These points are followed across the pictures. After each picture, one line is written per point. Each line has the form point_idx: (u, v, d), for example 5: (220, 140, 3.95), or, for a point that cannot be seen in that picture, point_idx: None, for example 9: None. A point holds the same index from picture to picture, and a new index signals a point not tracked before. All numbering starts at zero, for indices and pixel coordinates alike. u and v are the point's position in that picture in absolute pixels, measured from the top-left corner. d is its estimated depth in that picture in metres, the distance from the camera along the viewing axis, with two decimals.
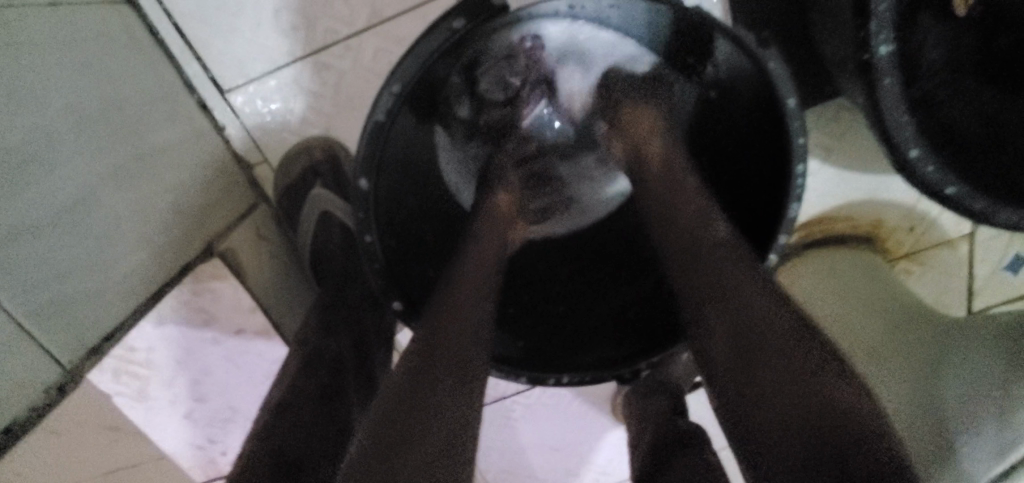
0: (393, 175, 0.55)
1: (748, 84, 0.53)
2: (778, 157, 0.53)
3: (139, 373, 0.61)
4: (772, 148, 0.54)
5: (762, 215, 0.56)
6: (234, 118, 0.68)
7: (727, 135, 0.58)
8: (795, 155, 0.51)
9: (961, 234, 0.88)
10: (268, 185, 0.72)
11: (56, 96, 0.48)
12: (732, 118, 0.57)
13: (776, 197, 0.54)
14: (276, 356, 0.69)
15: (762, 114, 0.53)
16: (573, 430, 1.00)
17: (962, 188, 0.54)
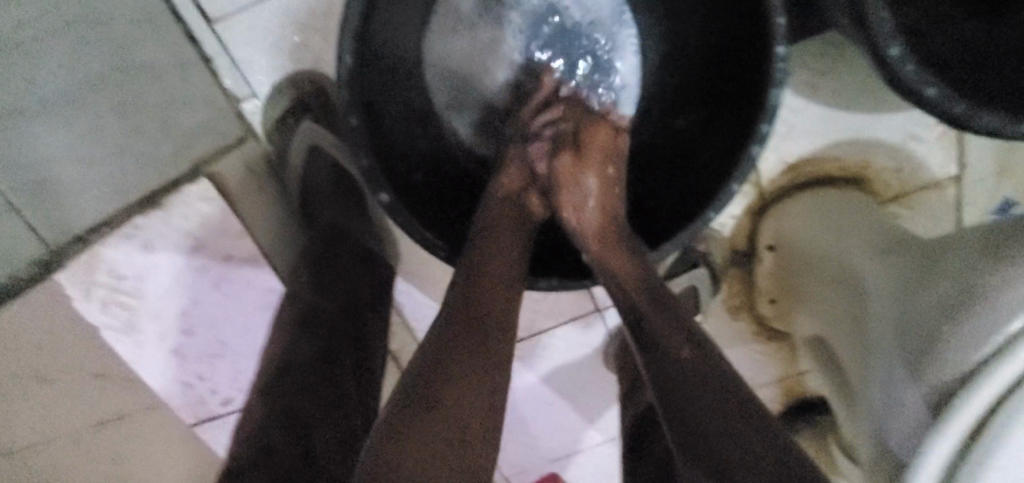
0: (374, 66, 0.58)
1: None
2: (761, 58, 0.57)
3: (127, 302, 0.63)
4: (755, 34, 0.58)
5: (749, 119, 0.58)
6: (224, 51, 0.68)
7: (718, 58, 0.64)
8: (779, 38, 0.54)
9: (950, 177, 0.89)
10: (257, 122, 0.71)
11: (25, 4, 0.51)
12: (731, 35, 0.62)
13: (759, 97, 0.57)
14: (266, 287, 0.67)
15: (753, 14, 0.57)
16: (568, 385, 1.00)
17: (941, 90, 0.54)
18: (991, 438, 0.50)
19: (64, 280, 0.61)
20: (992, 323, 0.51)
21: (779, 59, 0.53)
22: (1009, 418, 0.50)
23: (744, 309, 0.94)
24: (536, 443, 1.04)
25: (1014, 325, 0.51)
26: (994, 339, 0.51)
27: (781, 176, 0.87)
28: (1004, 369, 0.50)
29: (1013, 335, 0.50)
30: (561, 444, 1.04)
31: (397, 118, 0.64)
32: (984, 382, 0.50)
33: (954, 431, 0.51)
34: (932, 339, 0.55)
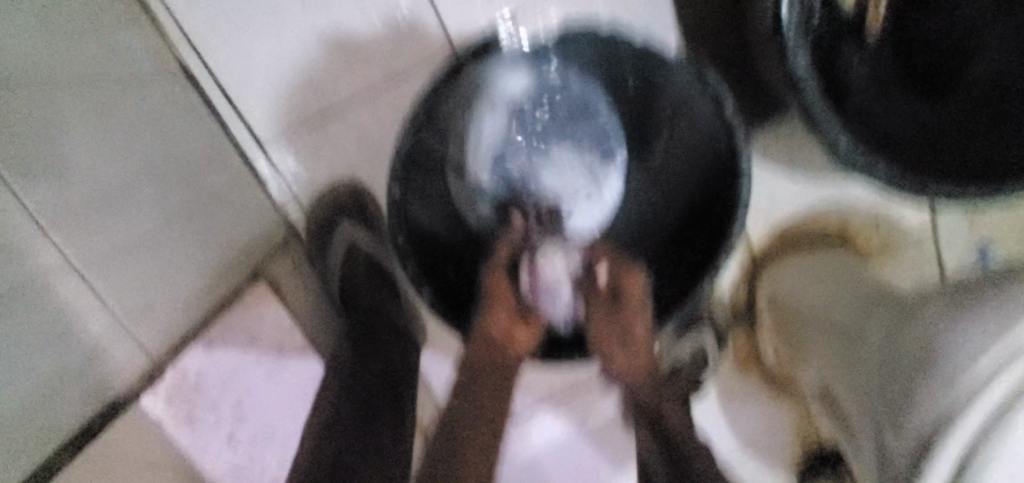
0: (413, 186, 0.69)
1: (699, 107, 0.66)
2: (730, 163, 0.66)
3: (184, 394, 0.67)
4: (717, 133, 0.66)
5: (724, 211, 0.67)
6: (272, 168, 0.80)
7: (696, 152, 0.70)
8: (742, 151, 0.64)
9: (926, 231, 0.96)
10: (301, 225, 0.82)
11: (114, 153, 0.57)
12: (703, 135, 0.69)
13: (733, 191, 0.66)
14: (311, 374, 0.77)
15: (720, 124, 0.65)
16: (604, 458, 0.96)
17: (890, 174, 0.65)
18: (983, 447, 0.56)
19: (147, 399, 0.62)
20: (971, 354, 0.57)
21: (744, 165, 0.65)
22: (1000, 432, 0.55)
23: (752, 364, 1.01)
24: None
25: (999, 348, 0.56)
26: (997, 350, 0.56)
27: (769, 239, 0.96)
28: (973, 416, 0.55)
29: (1001, 364, 0.56)
30: None
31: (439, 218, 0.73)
32: (971, 409, 0.55)
33: (957, 440, 0.56)
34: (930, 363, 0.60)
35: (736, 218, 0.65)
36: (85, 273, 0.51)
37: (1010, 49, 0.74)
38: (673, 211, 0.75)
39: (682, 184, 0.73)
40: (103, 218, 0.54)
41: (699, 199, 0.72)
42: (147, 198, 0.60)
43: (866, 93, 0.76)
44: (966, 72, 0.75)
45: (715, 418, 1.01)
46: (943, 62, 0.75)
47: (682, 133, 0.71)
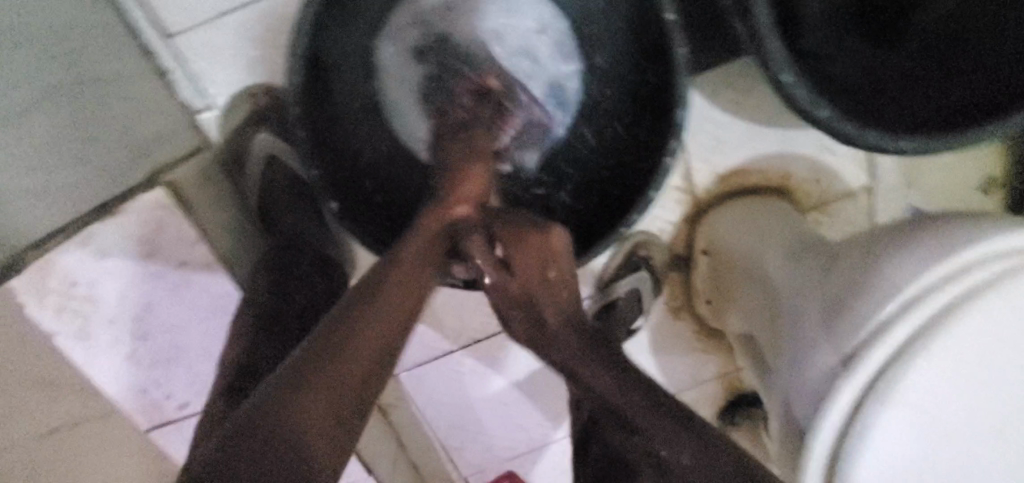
0: (323, 80, 0.64)
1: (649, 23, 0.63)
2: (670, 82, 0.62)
3: (81, 308, 0.65)
4: (659, 55, 0.63)
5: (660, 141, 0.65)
6: (179, 63, 0.71)
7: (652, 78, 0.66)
8: (681, 69, 0.60)
9: (862, 186, 0.98)
10: (214, 132, 0.74)
11: None
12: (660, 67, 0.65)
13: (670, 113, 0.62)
14: (221, 292, 0.70)
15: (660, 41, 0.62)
16: (528, 393, 1.04)
17: (829, 112, 0.62)
18: (892, 382, 0.55)
19: (19, 287, 0.61)
20: (895, 288, 0.57)
21: (682, 84, 0.60)
22: (909, 364, 0.55)
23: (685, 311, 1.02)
24: (491, 441, 1.08)
25: (923, 280, 0.56)
26: (912, 286, 0.56)
27: (713, 187, 0.95)
28: (881, 348, 0.55)
29: (918, 294, 0.56)
30: (518, 441, 1.08)
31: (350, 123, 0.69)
32: (880, 345, 0.55)
33: (854, 387, 0.56)
34: (858, 298, 0.59)
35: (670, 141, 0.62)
36: None
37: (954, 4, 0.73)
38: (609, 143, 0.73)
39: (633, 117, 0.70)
40: None
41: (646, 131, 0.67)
42: None
43: (816, 35, 0.74)
44: (912, 21, 0.75)
45: (644, 360, 1.03)
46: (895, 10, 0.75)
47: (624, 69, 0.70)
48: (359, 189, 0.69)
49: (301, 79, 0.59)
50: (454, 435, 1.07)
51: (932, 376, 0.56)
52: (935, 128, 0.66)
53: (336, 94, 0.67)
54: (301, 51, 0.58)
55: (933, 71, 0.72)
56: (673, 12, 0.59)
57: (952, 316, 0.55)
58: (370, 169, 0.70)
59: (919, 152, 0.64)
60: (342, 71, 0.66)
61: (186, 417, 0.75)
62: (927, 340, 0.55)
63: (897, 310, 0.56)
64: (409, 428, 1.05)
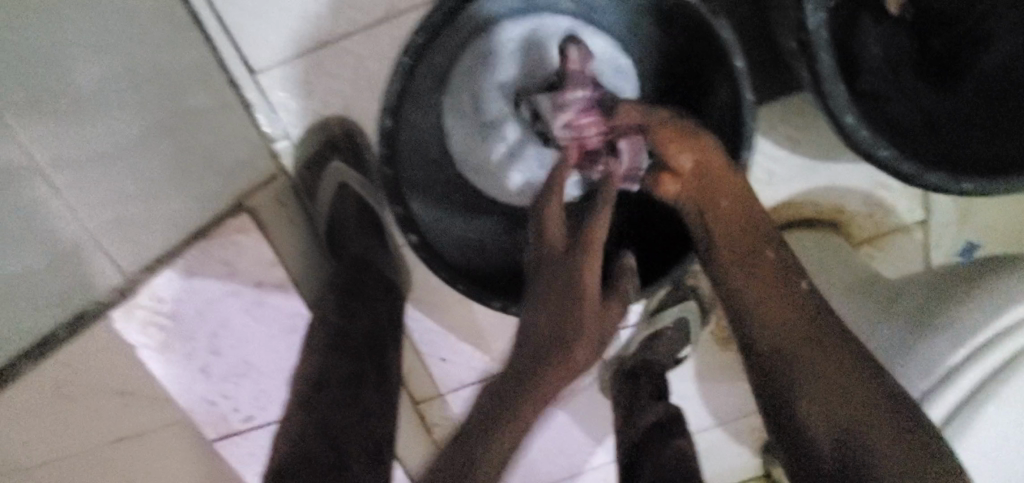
0: (407, 123, 0.67)
1: (710, 62, 0.64)
2: (733, 123, 0.64)
3: (164, 324, 0.67)
4: (718, 95, 0.65)
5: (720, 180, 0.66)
6: (262, 96, 0.76)
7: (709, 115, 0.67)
8: (748, 112, 0.61)
9: (917, 221, 0.97)
10: (289, 160, 0.80)
11: (78, 52, 0.53)
12: (715, 103, 0.67)
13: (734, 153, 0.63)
14: (292, 311, 0.73)
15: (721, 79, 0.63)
16: (571, 417, 1.04)
17: (892, 154, 0.62)
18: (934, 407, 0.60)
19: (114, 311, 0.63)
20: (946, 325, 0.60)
21: (750, 126, 0.61)
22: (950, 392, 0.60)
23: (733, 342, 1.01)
24: (533, 465, 1.08)
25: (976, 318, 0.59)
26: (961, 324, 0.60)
27: (763, 218, 0.96)
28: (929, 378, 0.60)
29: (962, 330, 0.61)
30: (559, 465, 1.09)
31: (426, 160, 0.71)
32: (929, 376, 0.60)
33: None
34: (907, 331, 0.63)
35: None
36: (52, 175, 0.50)
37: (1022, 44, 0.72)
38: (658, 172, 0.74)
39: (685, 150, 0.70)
40: (78, 117, 0.52)
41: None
42: (117, 106, 0.56)
43: (876, 75, 0.75)
44: (975, 61, 0.74)
45: (689, 389, 1.03)
46: (955, 51, 0.76)
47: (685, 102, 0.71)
48: (432, 224, 0.71)
49: (390, 122, 0.64)
50: None
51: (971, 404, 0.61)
52: (998, 171, 0.66)
53: (415, 135, 0.70)
54: (392, 97, 0.62)
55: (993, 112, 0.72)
56: (741, 59, 0.59)
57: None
58: (439, 203, 0.72)
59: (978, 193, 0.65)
60: (419, 113, 0.69)
61: (253, 429, 0.79)
62: (966, 372, 0.60)
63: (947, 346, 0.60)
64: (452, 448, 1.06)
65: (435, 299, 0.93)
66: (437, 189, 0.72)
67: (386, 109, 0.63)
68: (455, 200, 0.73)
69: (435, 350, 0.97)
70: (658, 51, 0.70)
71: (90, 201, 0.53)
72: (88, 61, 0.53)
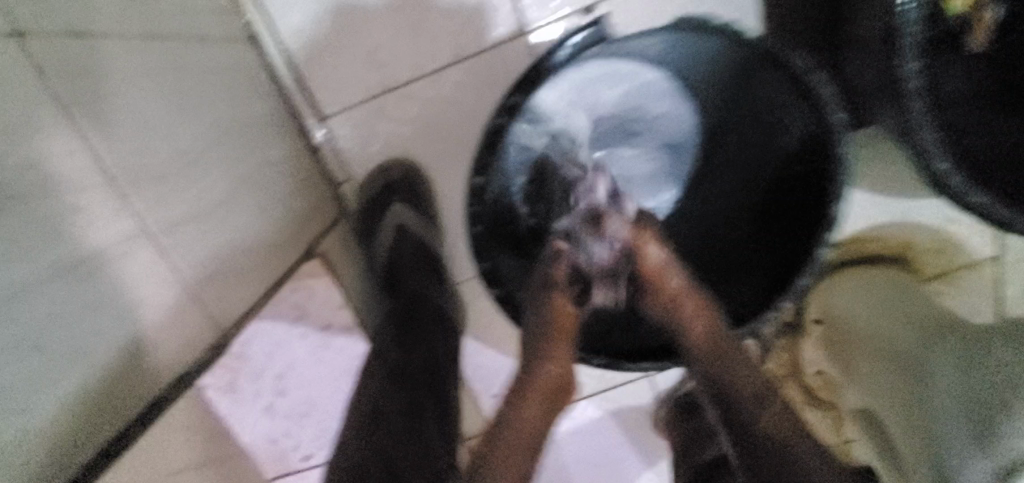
0: (492, 180, 0.68)
1: (799, 115, 0.65)
2: (822, 166, 0.64)
3: (234, 366, 0.71)
4: (811, 140, 0.64)
5: (805, 219, 0.67)
6: (329, 140, 0.78)
7: (794, 168, 0.68)
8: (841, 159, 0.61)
9: (990, 257, 0.92)
10: (351, 201, 0.81)
11: (182, 111, 0.54)
12: (790, 144, 0.67)
13: (820, 202, 0.65)
14: (356, 355, 0.74)
15: (815, 129, 0.63)
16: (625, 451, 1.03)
17: (987, 200, 0.58)
18: None
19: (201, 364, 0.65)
20: None
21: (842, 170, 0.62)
22: None
23: (791, 380, 0.98)
24: None
25: None
26: None
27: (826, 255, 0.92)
28: None
29: None
30: None
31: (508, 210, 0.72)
32: None
33: None
34: None
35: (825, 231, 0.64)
36: (161, 238, 0.47)
37: None
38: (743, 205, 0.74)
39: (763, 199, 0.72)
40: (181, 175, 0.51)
41: (785, 215, 0.70)
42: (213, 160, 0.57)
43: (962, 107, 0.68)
44: None
45: None
46: None
47: (751, 139, 0.71)
48: (515, 270, 0.71)
49: (481, 179, 0.67)
50: None
51: None
52: None
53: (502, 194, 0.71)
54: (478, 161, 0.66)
55: None
56: (840, 113, 0.61)
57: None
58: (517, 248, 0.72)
59: None
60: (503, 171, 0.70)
61: (309, 469, 0.80)
62: None
63: None
64: None
65: (488, 335, 0.92)
66: (519, 233, 0.72)
67: (475, 170, 0.67)
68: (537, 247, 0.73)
69: (487, 386, 0.95)
70: (726, 96, 0.70)
71: (197, 254, 0.51)
72: (191, 118, 0.55)
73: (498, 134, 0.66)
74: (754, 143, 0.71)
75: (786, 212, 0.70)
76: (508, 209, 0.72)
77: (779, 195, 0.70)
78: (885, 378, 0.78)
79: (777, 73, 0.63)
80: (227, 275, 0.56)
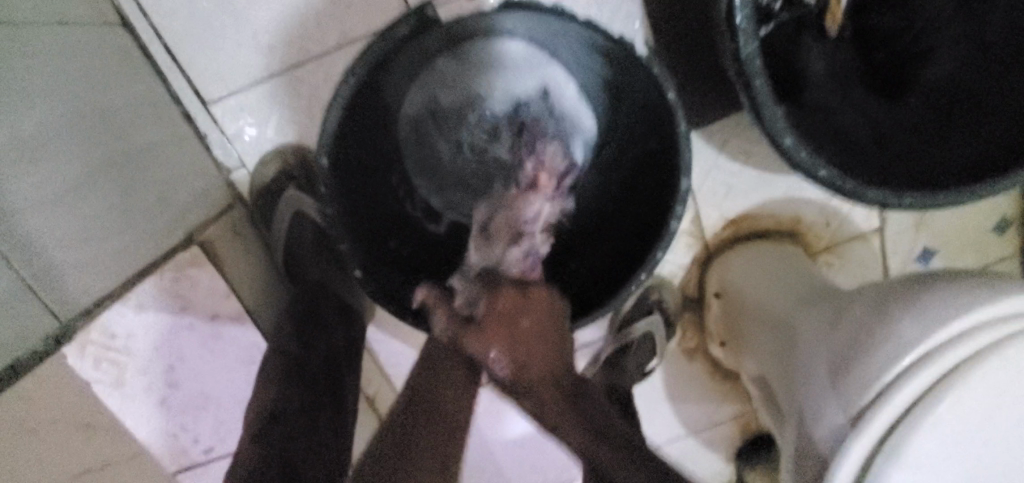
0: (350, 156, 0.67)
1: (650, 97, 0.67)
2: (666, 139, 0.67)
3: (117, 359, 0.67)
4: (659, 117, 0.67)
5: (662, 193, 0.69)
6: (217, 127, 0.77)
7: (649, 149, 0.71)
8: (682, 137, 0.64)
9: (874, 229, 0.99)
10: (245, 189, 0.80)
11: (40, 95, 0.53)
12: (650, 122, 0.70)
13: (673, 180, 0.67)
14: (251, 343, 0.74)
15: (654, 105, 0.67)
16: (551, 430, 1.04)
17: (831, 172, 0.64)
18: (894, 450, 0.54)
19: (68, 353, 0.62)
20: (899, 350, 0.55)
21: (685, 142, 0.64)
22: (914, 428, 0.54)
23: (698, 352, 1.03)
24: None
25: (936, 338, 0.55)
26: (925, 345, 0.55)
27: (721, 231, 0.97)
28: (886, 412, 0.54)
29: (921, 358, 0.55)
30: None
31: (372, 193, 0.71)
32: (888, 402, 0.54)
33: (857, 455, 0.54)
34: (860, 357, 0.58)
35: (674, 206, 0.66)
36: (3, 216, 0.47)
37: (955, 63, 0.75)
38: (612, 188, 0.77)
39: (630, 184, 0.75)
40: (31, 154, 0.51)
41: (644, 195, 0.72)
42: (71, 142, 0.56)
43: (820, 89, 0.77)
44: (918, 77, 0.77)
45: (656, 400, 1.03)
46: (898, 65, 0.78)
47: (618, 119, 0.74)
48: (383, 251, 0.72)
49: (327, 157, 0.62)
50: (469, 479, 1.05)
51: (936, 440, 0.54)
52: (939, 184, 0.69)
53: (361, 170, 0.69)
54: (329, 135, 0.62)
55: (943, 124, 0.74)
56: (673, 89, 0.64)
57: (961, 374, 0.54)
58: (388, 229, 0.73)
59: (927, 208, 0.66)
60: (364, 150, 0.69)
61: (214, 460, 0.77)
62: (936, 399, 0.54)
63: (909, 371, 0.54)
64: None
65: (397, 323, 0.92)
66: (390, 215, 0.74)
67: (324, 146, 0.62)
68: (404, 227, 0.75)
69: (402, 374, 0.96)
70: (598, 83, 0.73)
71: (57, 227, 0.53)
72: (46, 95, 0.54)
73: (356, 105, 0.64)
74: (621, 123, 0.74)
75: (643, 185, 0.73)
76: (371, 194, 0.71)
77: (638, 178, 0.73)
78: (773, 348, 0.81)
79: (626, 55, 0.66)
80: (80, 266, 0.56)
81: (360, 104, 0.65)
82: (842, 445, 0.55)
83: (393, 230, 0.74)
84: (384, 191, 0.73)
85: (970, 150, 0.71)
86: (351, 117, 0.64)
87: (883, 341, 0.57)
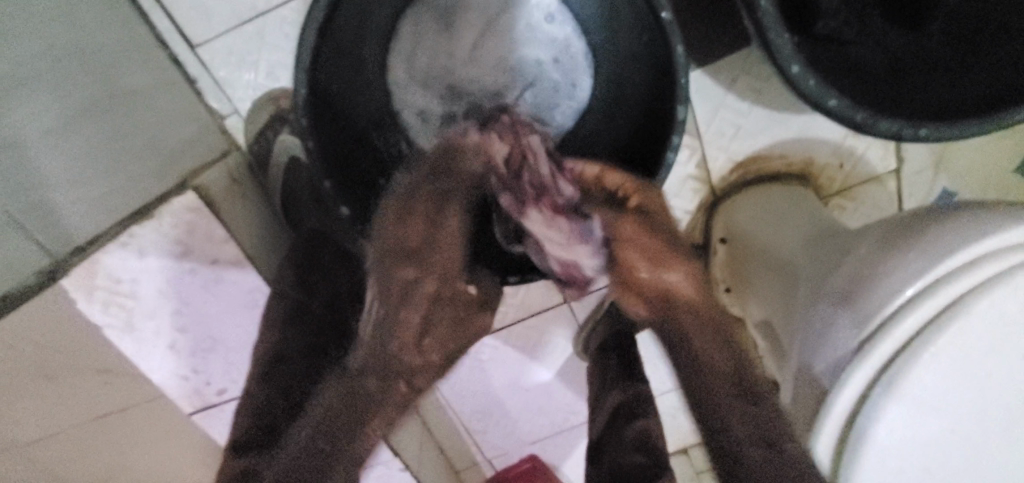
0: (326, 88, 0.67)
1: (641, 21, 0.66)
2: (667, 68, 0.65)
3: (125, 304, 0.67)
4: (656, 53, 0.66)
5: (662, 128, 0.67)
6: (206, 73, 0.78)
7: (645, 83, 0.70)
8: (680, 66, 0.62)
9: (891, 170, 0.95)
10: (239, 136, 0.82)
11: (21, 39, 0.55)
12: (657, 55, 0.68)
13: (670, 110, 0.65)
14: (251, 287, 0.75)
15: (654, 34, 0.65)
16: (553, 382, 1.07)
17: (842, 102, 0.60)
18: (893, 380, 0.53)
19: (67, 287, 0.62)
20: (907, 279, 0.53)
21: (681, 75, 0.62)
22: (913, 356, 0.53)
23: None
24: (515, 424, 1.11)
25: (948, 263, 0.53)
26: (935, 273, 0.53)
27: (730, 174, 0.94)
28: (884, 344, 0.53)
29: (930, 286, 0.53)
30: (539, 426, 1.12)
31: (355, 131, 0.73)
32: (891, 332, 0.53)
33: (859, 381, 0.54)
34: (865, 287, 0.56)
35: (671, 137, 0.65)
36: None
37: None
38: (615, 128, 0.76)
39: (631, 120, 0.74)
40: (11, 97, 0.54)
41: (643, 128, 0.71)
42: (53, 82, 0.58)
43: (841, 13, 0.71)
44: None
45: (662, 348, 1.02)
46: None
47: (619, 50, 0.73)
48: (378, 188, 0.73)
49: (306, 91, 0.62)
50: (476, 420, 1.11)
51: (935, 368, 0.53)
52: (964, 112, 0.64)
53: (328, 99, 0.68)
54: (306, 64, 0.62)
55: (967, 49, 0.69)
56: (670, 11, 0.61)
57: (967, 304, 0.52)
58: (376, 168, 0.75)
59: (945, 139, 0.63)
60: (338, 81, 0.69)
61: (228, 401, 0.78)
62: (938, 326, 0.53)
63: (907, 299, 0.53)
64: (433, 413, 1.09)
65: None
66: (370, 156, 0.74)
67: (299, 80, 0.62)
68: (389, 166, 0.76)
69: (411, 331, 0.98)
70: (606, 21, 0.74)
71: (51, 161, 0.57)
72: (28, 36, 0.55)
73: (328, 31, 0.64)
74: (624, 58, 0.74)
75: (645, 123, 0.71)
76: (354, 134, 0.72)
77: (636, 107, 0.73)
78: (780, 290, 0.79)
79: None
80: (80, 202, 0.61)
81: (336, 35, 0.66)
82: (842, 376, 0.54)
83: (379, 169, 0.75)
84: (373, 129, 0.75)
85: (1001, 73, 0.65)
86: (323, 49, 0.65)
87: (894, 264, 0.55)
